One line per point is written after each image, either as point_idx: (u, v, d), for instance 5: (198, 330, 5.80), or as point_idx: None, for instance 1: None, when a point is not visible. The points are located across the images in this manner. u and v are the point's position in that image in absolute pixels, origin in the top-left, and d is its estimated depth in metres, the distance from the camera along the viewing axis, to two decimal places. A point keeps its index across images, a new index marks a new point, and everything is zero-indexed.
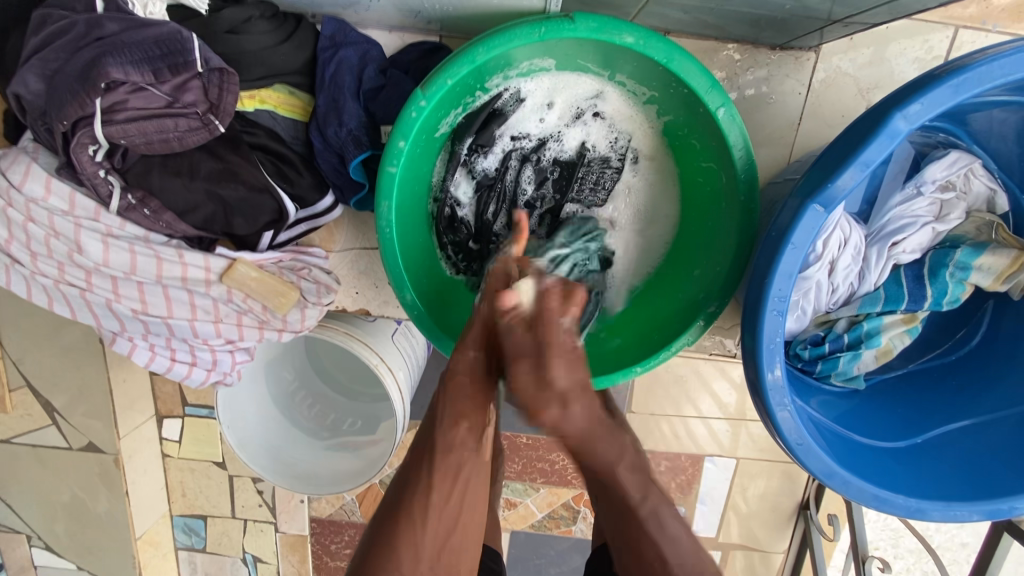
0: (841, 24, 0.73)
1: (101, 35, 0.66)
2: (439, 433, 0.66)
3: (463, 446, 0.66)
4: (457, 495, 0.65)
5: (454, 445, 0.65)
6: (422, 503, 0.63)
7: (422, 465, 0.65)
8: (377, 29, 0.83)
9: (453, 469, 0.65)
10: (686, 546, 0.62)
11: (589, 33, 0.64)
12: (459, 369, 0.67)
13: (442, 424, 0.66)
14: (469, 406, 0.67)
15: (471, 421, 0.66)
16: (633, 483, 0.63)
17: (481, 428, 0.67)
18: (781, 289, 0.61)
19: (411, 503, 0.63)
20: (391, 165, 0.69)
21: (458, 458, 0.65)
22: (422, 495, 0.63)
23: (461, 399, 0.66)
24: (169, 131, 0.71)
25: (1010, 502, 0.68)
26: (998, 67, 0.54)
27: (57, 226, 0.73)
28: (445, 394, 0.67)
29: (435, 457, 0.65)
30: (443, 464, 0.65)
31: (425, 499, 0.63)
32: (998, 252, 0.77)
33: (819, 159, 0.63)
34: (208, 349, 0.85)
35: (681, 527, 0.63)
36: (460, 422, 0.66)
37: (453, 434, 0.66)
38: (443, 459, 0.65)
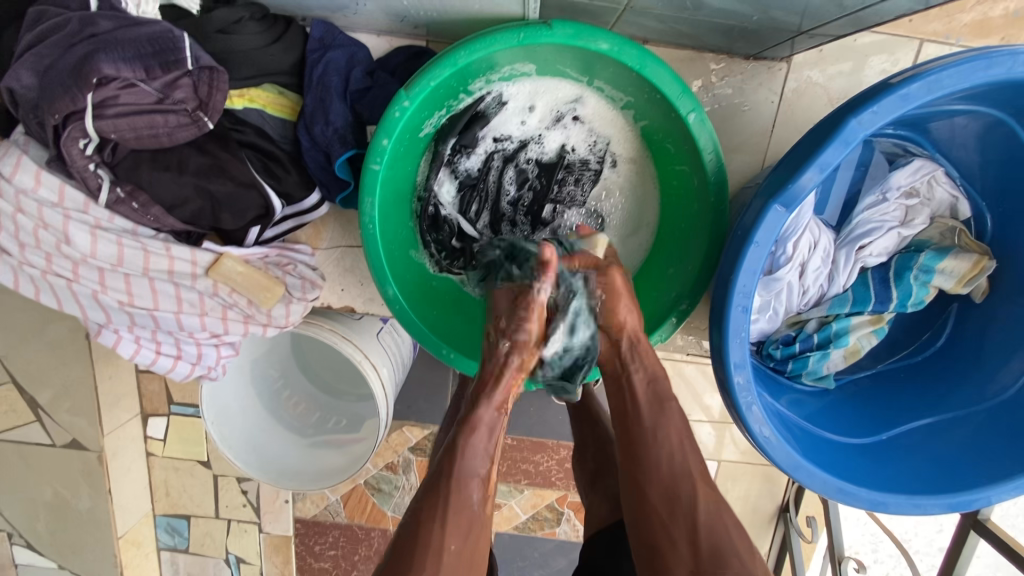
0: (809, 36, 0.77)
1: (94, 33, 0.68)
2: (452, 489, 0.65)
3: (473, 504, 0.65)
4: (468, 543, 0.63)
5: (465, 507, 0.64)
6: (434, 556, 0.61)
7: (434, 522, 0.63)
8: (365, 33, 0.86)
9: (464, 522, 0.64)
10: (689, 456, 0.71)
11: (566, 39, 0.67)
12: (482, 415, 0.68)
13: (455, 476, 0.65)
14: (480, 460, 0.67)
15: (479, 481, 0.66)
16: (645, 387, 0.73)
17: (486, 486, 0.67)
18: (745, 285, 0.64)
19: (422, 556, 0.61)
20: (375, 162, 0.71)
21: (469, 512, 0.64)
22: (434, 550, 0.61)
23: (476, 453, 0.67)
24: (159, 127, 0.72)
25: (972, 496, 0.71)
26: (946, 76, 0.57)
27: (46, 217, 0.75)
28: (459, 453, 0.67)
29: (448, 504, 0.64)
30: (454, 501, 0.64)
31: (436, 552, 0.61)
32: (960, 256, 0.80)
33: (783, 161, 0.65)
34: (194, 342, 0.87)
35: (680, 437, 0.71)
36: (473, 477, 0.66)
37: (465, 488, 0.65)
38: (455, 514, 0.63)
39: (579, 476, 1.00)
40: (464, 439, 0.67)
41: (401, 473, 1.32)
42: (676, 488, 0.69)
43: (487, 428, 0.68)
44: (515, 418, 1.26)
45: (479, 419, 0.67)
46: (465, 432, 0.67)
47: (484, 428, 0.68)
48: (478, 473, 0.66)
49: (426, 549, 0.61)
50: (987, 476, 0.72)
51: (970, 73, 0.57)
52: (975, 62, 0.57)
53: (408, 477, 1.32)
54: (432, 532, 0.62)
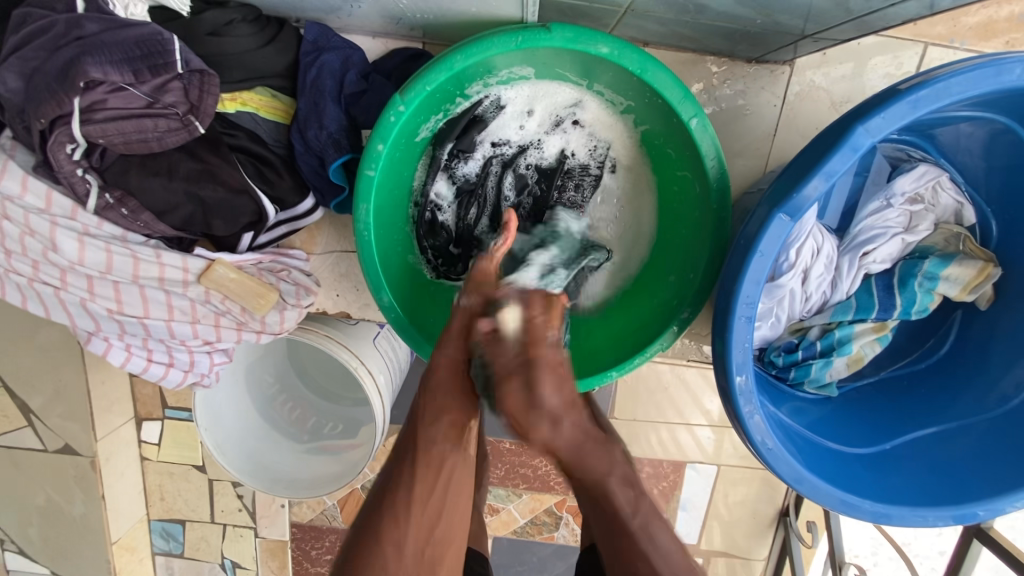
0: (812, 39, 0.75)
1: (81, 35, 0.66)
2: (423, 423, 0.66)
3: (444, 443, 0.65)
4: (440, 491, 0.64)
5: (436, 445, 0.66)
6: (406, 497, 0.63)
7: (409, 450, 0.65)
8: (361, 34, 0.84)
9: (436, 468, 0.64)
10: (675, 551, 0.61)
11: (566, 43, 0.65)
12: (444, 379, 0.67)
13: (426, 419, 0.66)
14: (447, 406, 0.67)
15: (451, 415, 0.66)
16: (620, 489, 0.61)
17: (463, 423, 0.67)
18: (748, 294, 0.63)
19: (393, 494, 0.63)
20: (370, 168, 0.69)
21: (440, 454, 0.65)
22: (406, 481, 0.64)
23: (438, 424, 0.66)
24: (148, 132, 0.71)
25: (976, 507, 0.70)
26: (956, 83, 0.56)
27: (33, 224, 0.73)
28: (432, 386, 0.67)
29: (419, 447, 0.65)
30: (423, 446, 0.65)
31: (408, 482, 0.64)
32: (965, 263, 0.79)
33: (787, 169, 0.64)
34: (185, 350, 0.85)
35: (668, 539, 0.61)
36: (439, 420, 0.66)
37: (435, 430, 0.66)
38: (426, 451, 0.65)
39: None
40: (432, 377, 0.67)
41: None
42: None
43: (456, 389, 0.67)
44: None
45: (442, 380, 0.67)
46: (424, 396, 0.67)
47: (448, 393, 0.66)
48: (450, 408, 0.66)
49: (399, 491, 0.63)
50: (990, 485, 0.71)
51: (980, 79, 0.56)
52: (984, 69, 0.56)
53: None
54: (403, 473, 0.64)
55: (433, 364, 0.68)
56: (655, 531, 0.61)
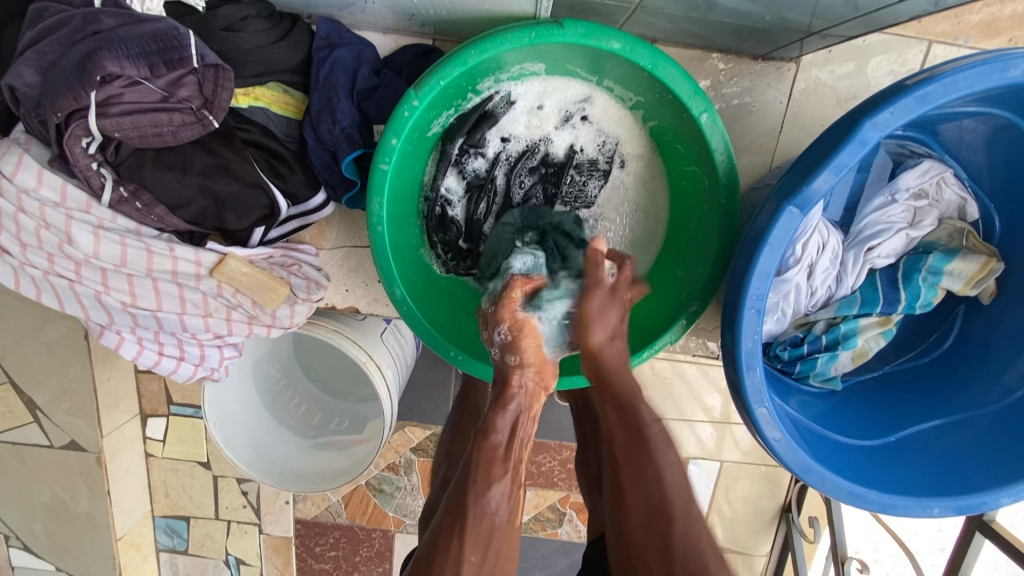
0: (819, 36, 0.76)
1: (98, 30, 0.67)
2: (471, 501, 0.61)
3: (495, 512, 0.61)
4: (487, 569, 0.59)
5: (485, 516, 0.61)
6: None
7: (455, 530, 0.60)
8: (372, 31, 0.85)
9: (485, 534, 0.60)
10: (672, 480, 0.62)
11: (578, 38, 0.66)
12: (500, 421, 0.65)
13: (474, 487, 0.62)
14: (503, 471, 0.63)
15: (503, 486, 0.63)
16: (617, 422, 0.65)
17: (513, 490, 0.64)
18: (758, 287, 0.64)
19: (439, 567, 0.58)
20: (383, 162, 0.70)
21: (489, 524, 0.61)
22: (453, 560, 0.58)
23: (495, 463, 0.63)
24: (163, 126, 0.71)
25: (977, 498, 0.71)
26: (963, 78, 0.57)
27: (48, 217, 0.74)
28: (484, 454, 0.63)
29: (467, 520, 0.60)
30: (474, 512, 0.60)
31: (454, 563, 0.58)
32: (968, 257, 0.80)
33: (796, 163, 0.65)
34: (196, 344, 0.86)
35: (665, 461, 0.63)
36: (492, 487, 0.62)
37: (486, 500, 0.61)
38: (474, 526, 0.60)
39: (584, 483, 0.99)
40: (487, 444, 0.63)
41: (403, 474, 1.31)
42: (659, 508, 0.61)
43: (508, 457, 0.64)
44: None
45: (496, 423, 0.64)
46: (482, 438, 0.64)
47: (505, 431, 0.65)
48: (503, 478, 0.63)
49: (445, 558, 0.58)
50: (993, 476, 0.72)
51: (986, 74, 0.57)
52: (991, 65, 0.57)
53: (410, 477, 1.31)
54: (452, 546, 0.59)
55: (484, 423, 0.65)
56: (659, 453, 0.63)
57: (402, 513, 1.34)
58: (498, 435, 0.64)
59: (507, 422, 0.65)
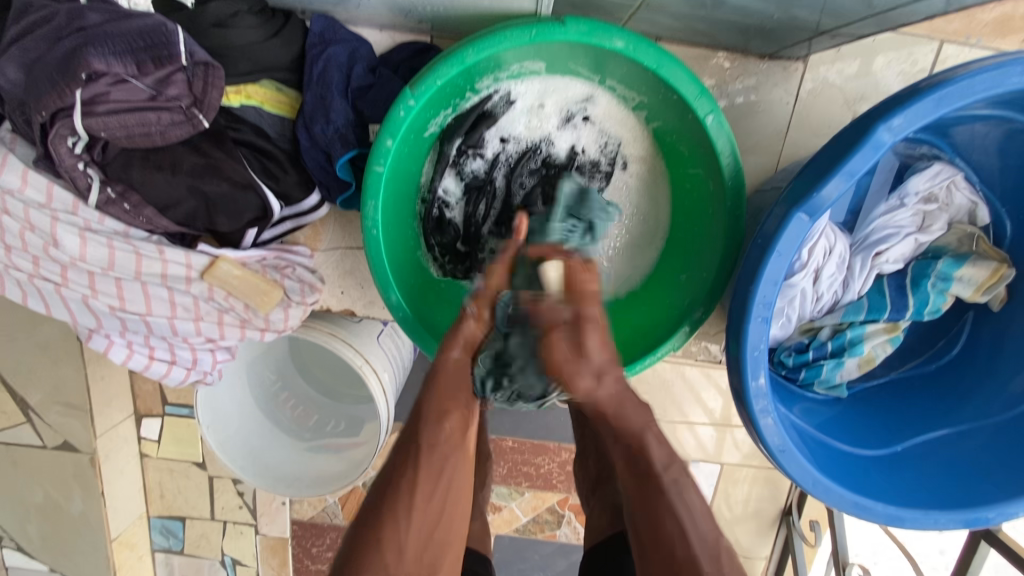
0: (828, 35, 0.74)
1: (82, 25, 0.65)
2: (425, 427, 0.63)
3: (445, 444, 0.63)
4: (439, 492, 0.63)
5: (436, 445, 0.63)
6: (407, 499, 0.61)
7: (409, 459, 0.63)
8: (368, 27, 0.82)
9: (438, 468, 0.62)
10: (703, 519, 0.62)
11: (580, 37, 0.64)
12: (448, 364, 0.65)
13: (428, 419, 0.63)
14: (455, 404, 0.64)
15: (455, 417, 0.64)
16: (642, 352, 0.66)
17: (465, 423, 0.65)
18: (765, 296, 0.62)
19: (396, 492, 0.61)
20: (379, 164, 0.68)
21: (440, 456, 0.63)
22: (407, 485, 0.61)
23: (448, 397, 0.64)
24: (152, 125, 0.69)
25: (986, 511, 0.69)
26: (980, 81, 0.55)
27: (33, 219, 0.71)
28: (435, 391, 0.64)
29: (420, 450, 0.62)
30: (426, 446, 0.63)
31: (409, 490, 0.61)
32: (979, 263, 0.78)
33: (805, 168, 0.63)
34: (187, 347, 0.84)
35: (687, 510, 0.62)
36: (444, 419, 0.63)
37: (439, 430, 0.63)
38: (427, 457, 0.62)
39: (582, 484, 0.98)
40: (436, 379, 0.64)
41: None
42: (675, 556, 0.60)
43: (460, 396, 0.64)
44: (517, 421, 1.23)
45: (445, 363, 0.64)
46: (432, 379, 0.64)
47: (455, 371, 0.65)
48: (455, 410, 0.64)
49: (400, 485, 0.62)
50: (999, 488, 0.70)
51: (1006, 77, 0.55)
52: (1010, 66, 0.55)
53: None
54: (406, 473, 0.62)
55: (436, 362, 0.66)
56: (684, 496, 0.62)
57: None
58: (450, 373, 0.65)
59: (452, 363, 0.65)
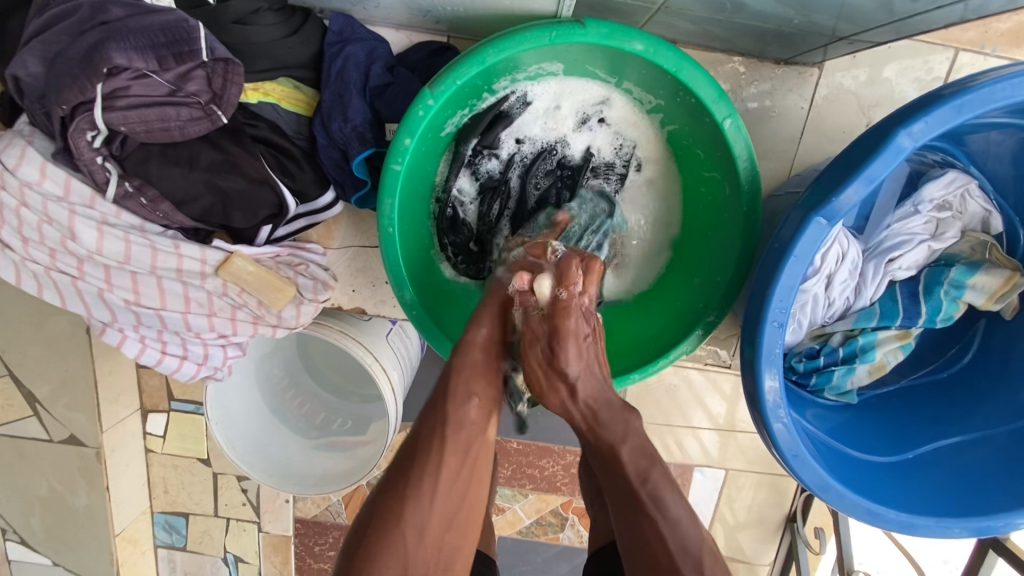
0: (845, 42, 0.74)
1: (105, 20, 0.66)
2: (450, 406, 0.65)
3: (471, 423, 0.65)
4: (465, 473, 0.63)
5: (462, 424, 0.64)
6: (432, 475, 0.61)
7: (434, 436, 0.63)
8: (385, 27, 0.83)
9: (463, 444, 0.63)
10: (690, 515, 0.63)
11: (600, 39, 0.64)
12: (481, 336, 0.68)
13: (454, 399, 0.65)
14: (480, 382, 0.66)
15: (480, 400, 0.66)
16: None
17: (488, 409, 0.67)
18: (781, 301, 0.62)
19: (420, 470, 0.61)
20: (397, 163, 0.68)
21: (467, 433, 0.64)
22: (433, 465, 0.61)
23: (471, 375, 0.66)
24: (171, 120, 0.70)
25: (999, 520, 0.69)
26: (1001, 88, 0.55)
27: (51, 212, 0.72)
28: (463, 368, 0.66)
29: (447, 429, 0.64)
30: (453, 420, 0.64)
31: (434, 469, 0.61)
32: (992, 271, 0.78)
33: (823, 173, 0.63)
34: (200, 342, 0.84)
35: (673, 520, 0.61)
36: (471, 398, 0.65)
37: (465, 410, 0.65)
38: (454, 435, 0.63)
39: (586, 490, 0.97)
40: (465, 353, 0.67)
41: None
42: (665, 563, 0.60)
43: (484, 374, 0.67)
44: None
45: (477, 336, 0.67)
46: (461, 352, 0.67)
47: (483, 350, 0.68)
48: (481, 393, 0.66)
49: (424, 462, 0.62)
50: (1013, 496, 0.70)
51: None
52: None
53: None
54: (432, 450, 0.62)
55: (467, 338, 0.69)
56: (670, 502, 0.62)
57: None
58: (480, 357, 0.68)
59: (484, 339, 0.68)
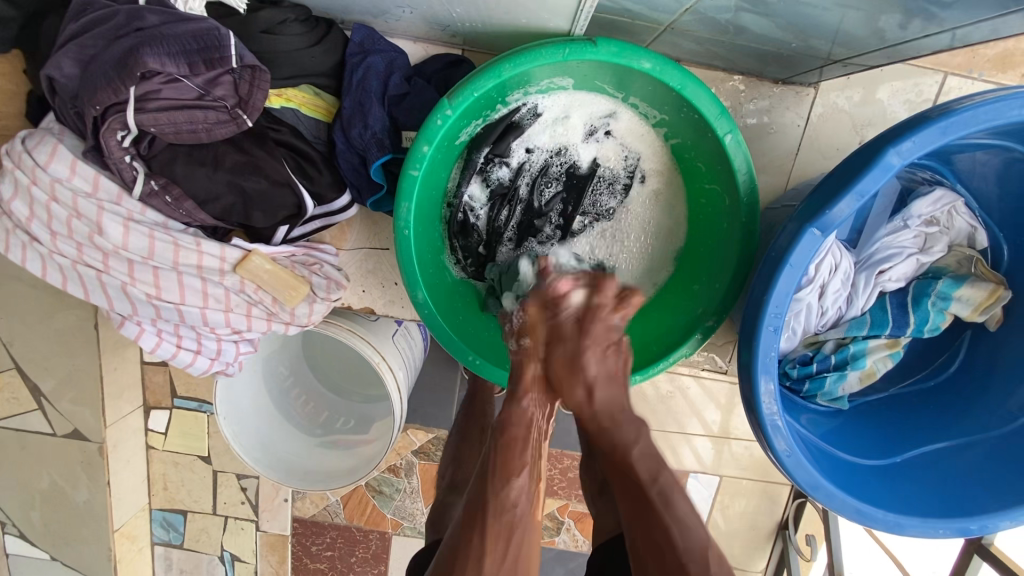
0: (840, 64, 0.79)
1: (140, 26, 0.69)
2: (491, 492, 0.66)
3: (514, 506, 0.66)
4: (511, 559, 0.63)
5: (506, 510, 0.65)
6: (477, 563, 0.62)
7: (477, 521, 0.65)
8: (403, 39, 0.87)
9: (505, 528, 0.64)
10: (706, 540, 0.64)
11: (610, 57, 0.68)
12: (515, 418, 0.68)
13: (494, 481, 0.66)
14: (521, 462, 0.67)
15: (524, 475, 0.67)
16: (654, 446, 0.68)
17: (531, 484, 0.68)
18: (777, 307, 0.65)
19: (465, 560, 0.63)
20: (414, 169, 0.72)
21: (509, 518, 0.65)
22: (476, 553, 0.63)
23: (515, 453, 0.67)
24: (198, 123, 0.73)
25: (980, 522, 0.72)
26: (983, 112, 0.59)
27: (80, 207, 0.75)
28: (502, 448, 0.67)
29: (488, 514, 0.65)
30: (495, 506, 0.65)
31: (478, 556, 0.63)
32: (977, 285, 0.82)
33: (818, 187, 0.67)
34: (214, 338, 0.87)
35: (686, 509, 0.65)
36: (512, 478, 0.66)
37: (507, 493, 0.66)
38: (497, 519, 0.64)
39: (587, 488, 0.99)
40: (503, 435, 0.67)
41: (403, 476, 1.32)
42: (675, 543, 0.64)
43: (525, 449, 0.68)
44: None
45: (517, 413, 0.68)
46: (501, 432, 0.68)
47: (523, 424, 0.68)
48: (524, 468, 0.67)
49: (469, 550, 0.63)
50: (995, 500, 0.73)
51: (1007, 109, 0.59)
52: (1010, 100, 0.59)
53: (410, 480, 1.32)
54: (474, 539, 0.64)
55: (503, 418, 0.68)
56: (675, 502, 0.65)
57: (400, 515, 1.35)
58: (517, 431, 0.68)
59: (521, 415, 0.68)
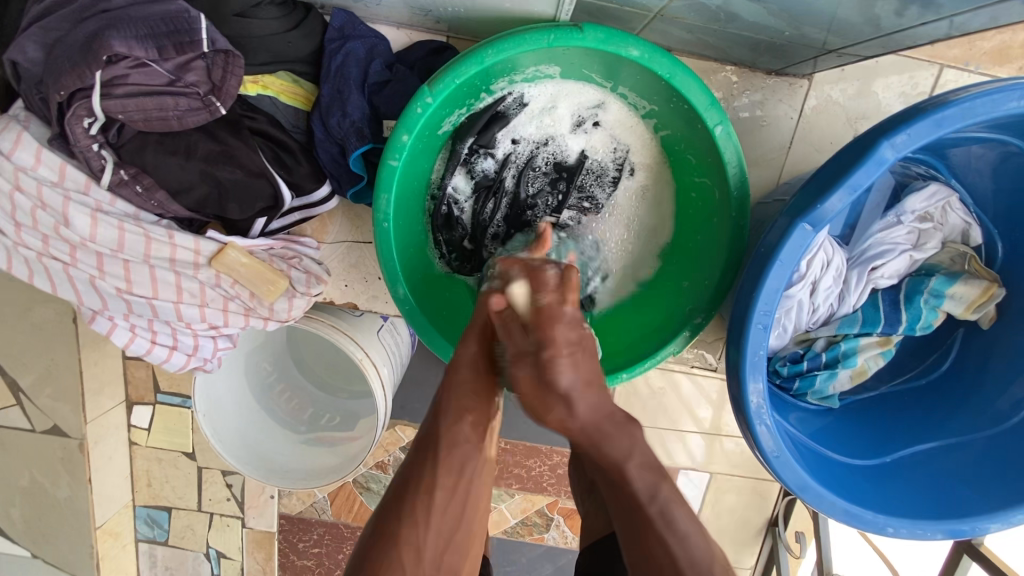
0: (834, 55, 0.76)
1: (106, 8, 0.67)
2: (443, 427, 0.64)
3: (466, 442, 0.64)
4: (460, 491, 0.62)
5: (456, 445, 0.64)
6: (426, 500, 0.60)
7: (428, 457, 0.63)
8: (386, 25, 0.84)
9: (457, 462, 0.63)
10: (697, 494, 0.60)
11: (596, 44, 0.65)
12: (468, 360, 0.68)
13: (447, 419, 0.65)
14: (472, 400, 0.66)
15: (473, 417, 0.66)
16: None
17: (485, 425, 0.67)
18: (766, 304, 0.64)
19: (414, 490, 0.61)
20: (394, 158, 0.69)
21: (462, 451, 0.64)
22: (427, 485, 0.61)
23: (466, 395, 0.66)
24: (169, 110, 0.70)
25: (971, 523, 0.71)
26: (980, 104, 0.57)
27: (45, 198, 0.72)
28: (455, 387, 0.67)
29: (439, 448, 0.63)
30: (446, 440, 0.64)
31: (426, 501, 0.60)
32: (971, 282, 0.80)
33: (810, 181, 0.65)
34: (190, 333, 0.84)
35: None
36: (463, 416, 0.65)
37: (457, 428, 0.64)
38: (445, 464, 0.62)
39: (577, 486, 0.97)
40: (456, 378, 0.67)
41: (391, 473, 1.30)
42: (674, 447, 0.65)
43: (478, 391, 0.67)
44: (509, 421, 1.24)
45: (464, 359, 0.67)
46: (451, 374, 0.67)
47: (471, 367, 0.67)
48: (473, 410, 0.66)
49: (419, 482, 0.61)
50: (986, 502, 0.72)
51: (1004, 101, 0.57)
52: (1008, 91, 0.57)
53: None
54: (425, 470, 0.62)
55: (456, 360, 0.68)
56: None
57: None
58: (470, 377, 0.67)
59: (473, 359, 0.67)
